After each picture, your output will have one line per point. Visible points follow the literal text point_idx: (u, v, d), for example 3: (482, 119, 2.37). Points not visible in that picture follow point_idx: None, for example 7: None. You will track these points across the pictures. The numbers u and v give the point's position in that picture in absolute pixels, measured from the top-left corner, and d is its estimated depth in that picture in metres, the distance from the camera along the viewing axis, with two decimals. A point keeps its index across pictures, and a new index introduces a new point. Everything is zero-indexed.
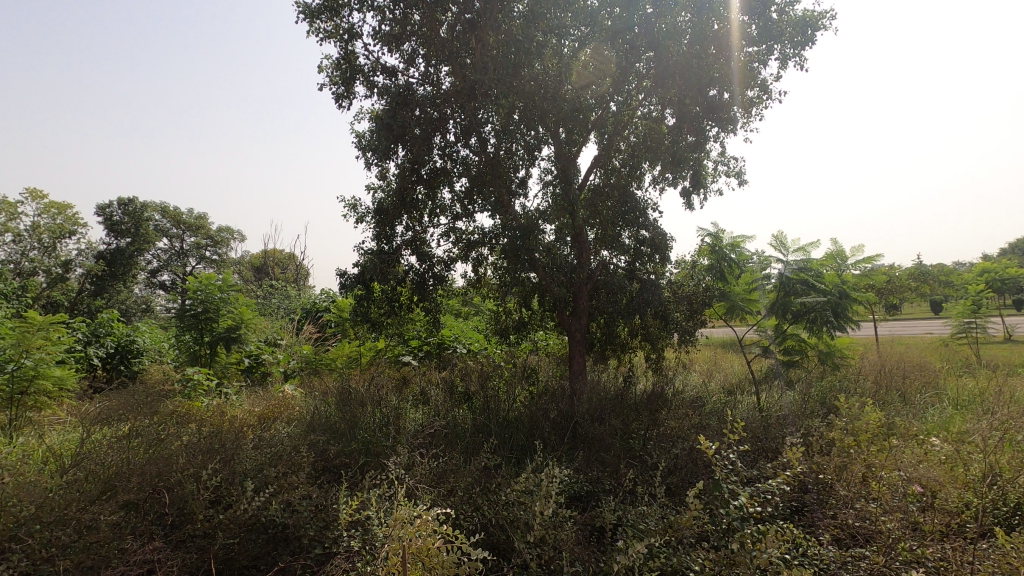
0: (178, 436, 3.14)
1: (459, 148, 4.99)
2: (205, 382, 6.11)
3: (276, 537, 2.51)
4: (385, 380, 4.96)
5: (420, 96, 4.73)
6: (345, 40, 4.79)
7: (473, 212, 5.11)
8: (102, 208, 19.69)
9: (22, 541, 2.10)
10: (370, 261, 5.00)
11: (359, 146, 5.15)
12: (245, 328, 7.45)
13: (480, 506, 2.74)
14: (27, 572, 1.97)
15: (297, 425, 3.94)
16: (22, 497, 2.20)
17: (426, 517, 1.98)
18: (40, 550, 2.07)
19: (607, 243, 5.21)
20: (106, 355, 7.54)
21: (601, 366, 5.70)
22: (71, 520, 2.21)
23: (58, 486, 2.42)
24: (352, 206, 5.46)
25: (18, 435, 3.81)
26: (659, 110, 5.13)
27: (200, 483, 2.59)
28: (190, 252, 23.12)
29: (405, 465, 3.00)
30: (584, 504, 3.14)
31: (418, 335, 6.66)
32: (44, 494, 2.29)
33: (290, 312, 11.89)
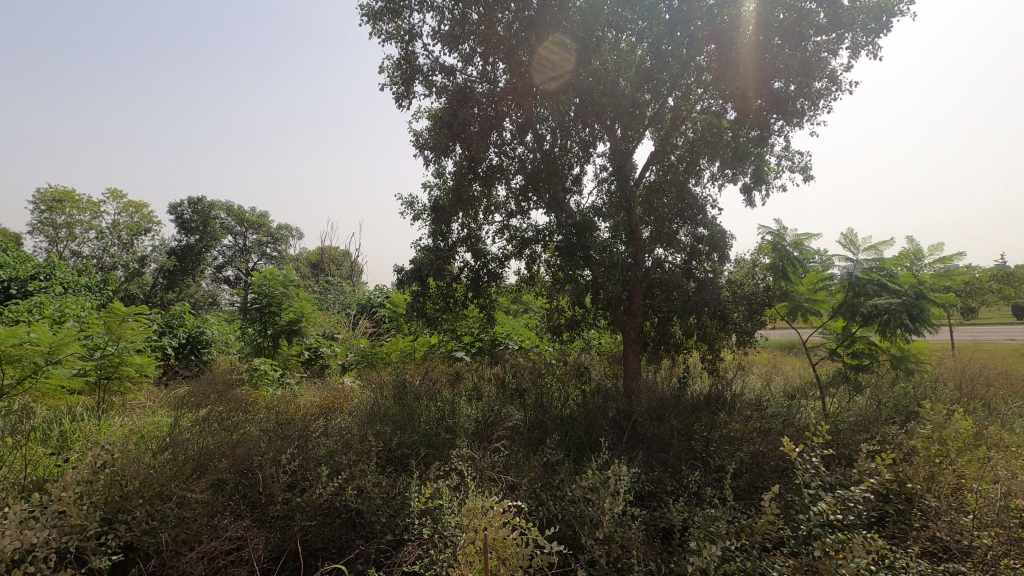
0: (254, 423, 3.30)
1: (515, 146, 5.01)
2: (269, 372, 6.41)
3: (349, 522, 2.59)
4: (438, 374, 5.05)
5: (478, 94, 4.77)
6: (406, 40, 4.88)
7: (528, 209, 5.12)
8: (174, 207, 20.96)
9: (129, 512, 2.29)
10: (426, 257, 5.10)
11: (416, 145, 5.26)
12: (304, 321, 7.76)
13: (544, 501, 2.75)
14: (131, 542, 2.13)
15: (358, 415, 4.07)
16: (129, 471, 2.39)
17: (501, 508, 2.00)
18: (144, 522, 2.25)
19: (662, 240, 5.06)
20: (179, 345, 8.02)
21: (656, 366, 5.62)
22: (169, 496, 2.38)
23: (157, 463, 2.62)
24: (409, 203, 5.59)
25: (106, 416, 4.13)
26: (720, 104, 5.01)
27: (280, 466, 2.72)
28: (252, 248, 24.22)
29: (466, 457, 3.04)
30: (646, 504, 3.10)
31: (471, 332, 6.72)
32: (146, 469, 2.48)
33: (345, 307, 12.28)
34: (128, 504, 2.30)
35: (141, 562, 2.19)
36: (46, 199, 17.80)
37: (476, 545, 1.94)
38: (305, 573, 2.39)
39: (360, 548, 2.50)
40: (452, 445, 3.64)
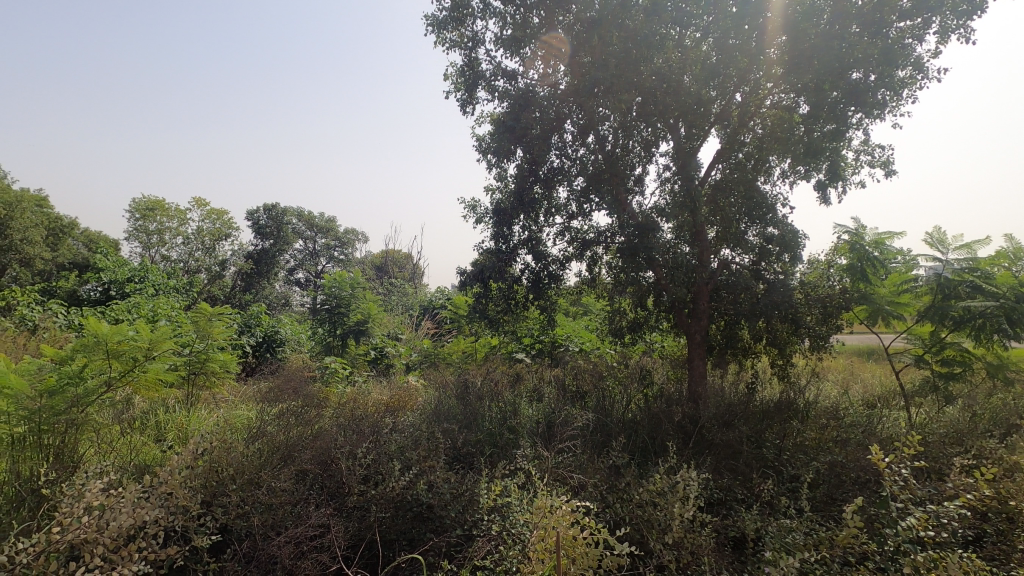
0: (328, 418, 3.47)
1: (576, 148, 4.99)
2: (339, 369, 6.72)
3: (420, 515, 2.68)
4: (499, 375, 5.12)
5: (540, 96, 4.80)
6: (469, 47, 4.98)
7: (589, 210, 5.08)
8: (252, 213, 22.32)
9: (224, 497, 2.49)
10: (487, 260, 5.21)
11: (479, 149, 5.35)
12: (371, 322, 8.07)
13: (610, 503, 2.74)
14: (225, 526, 2.33)
15: (423, 413, 4.19)
16: (224, 460, 2.59)
17: (570, 507, 2.03)
18: (237, 507, 2.43)
19: (730, 240, 4.93)
20: (256, 343, 8.54)
21: (722, 371, 5.45)
22: (259, 483, 2.56)
23: (247, 452, 2.81)
24: (472, 206, 5.70)
25: (195, 408, 4.46)
26: (792, 98, 4.78)
27: (356, 460, 2.84)
28: (321, 252, 25.38)
29: (531, 457, 3.06)
30: (716, 512, 3.01)
31: (531, 333, 6.74)
32: (238, 458, 2.67)
33: (408, 309, 12.65)
34: (225, 489, 2.50)
35: (235, 543, 2.35)
36: (140, 208, 19.40)
37: (546, 543, 1.98)
38: (381, 562, 2.49)
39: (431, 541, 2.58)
40: (515, 445, 3.68)
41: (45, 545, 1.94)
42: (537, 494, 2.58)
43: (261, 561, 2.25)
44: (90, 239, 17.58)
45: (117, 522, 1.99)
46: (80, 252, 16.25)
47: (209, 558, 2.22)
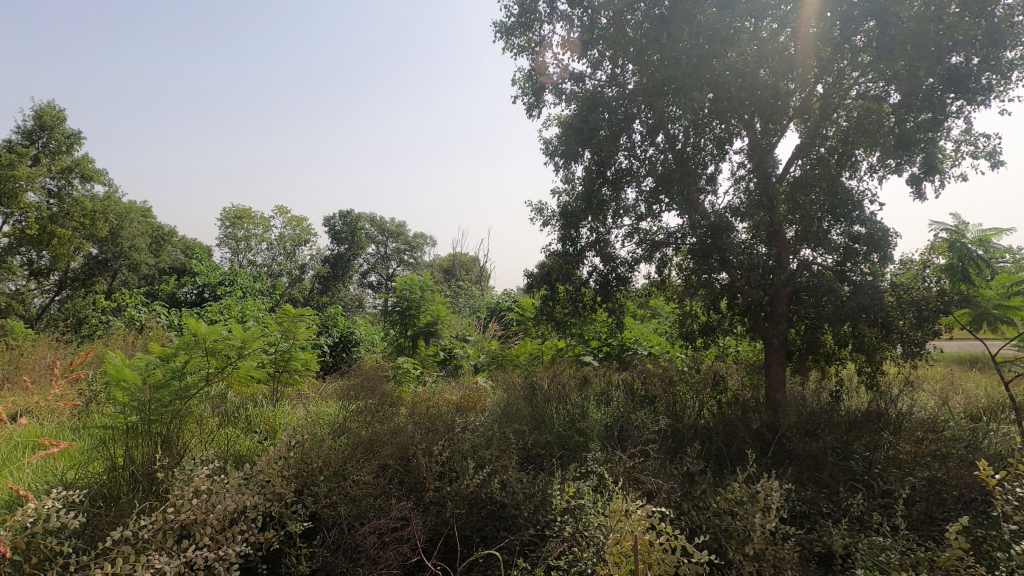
0: (403, 416, 3.60)
1: (645, 147, 4.90)
2: (411, 369, 6.95)
3: (493, 514, 2.75)
4: (566, 378, 5.11)
5: (609, 98, 4.76)
6: (537, 52, 5.02)
7: (659, 211, 4.98)
8: (329, 220, 23.52)
9: (313, 487, 2.65)
10: (555, 262, 5.24)
11: (546, 153, 5.39)
12: (440, 323, 8.29)
13: (686, 510, 2.69)
14: (312, 515, 2.47)
15: (492, 413, 4.26)
16: (314, 452, 2.76)
17: (645, 511, 2.01)
18: (324, 499, 2.58)
19: (811, 241, 4.61)
20: (333, 343, 9.02)
21: (803, 377, 5.17)
22: (343, 477, 2.70)
23: (333, 443, 2.98)
24: (539, 209, 5.73)
25: (282, 403, 4.77)
26: (881, 87, 4.46)
27: (432, 457, 2.93)
28: (392, 256, 26.32)
29: (602, 460, 3.04)
30: (800, 525, 2.87)
31: (599, 336, 6.65)
32: (326, 451, 2.83)
33: (476, 311, 12.90)
34: (314, 479, 2.66)
35: (324, 531, 2.51)
36: (230, 216, 20.90)
37: (622, 547, 1.97)
38: (459, 556, 2.59)
39: (505, 540, 2.65)
40: (586, 448, 3.67)
41: (162, 523, 2.16)
42: (611, 496, 2.56)
43: (347, 549, 2.39)
44: (187, 246, 19.16)
45: (222, 506, 2.18)
46: (178, 258, 17.74)
47: (301, 544, 2.38)
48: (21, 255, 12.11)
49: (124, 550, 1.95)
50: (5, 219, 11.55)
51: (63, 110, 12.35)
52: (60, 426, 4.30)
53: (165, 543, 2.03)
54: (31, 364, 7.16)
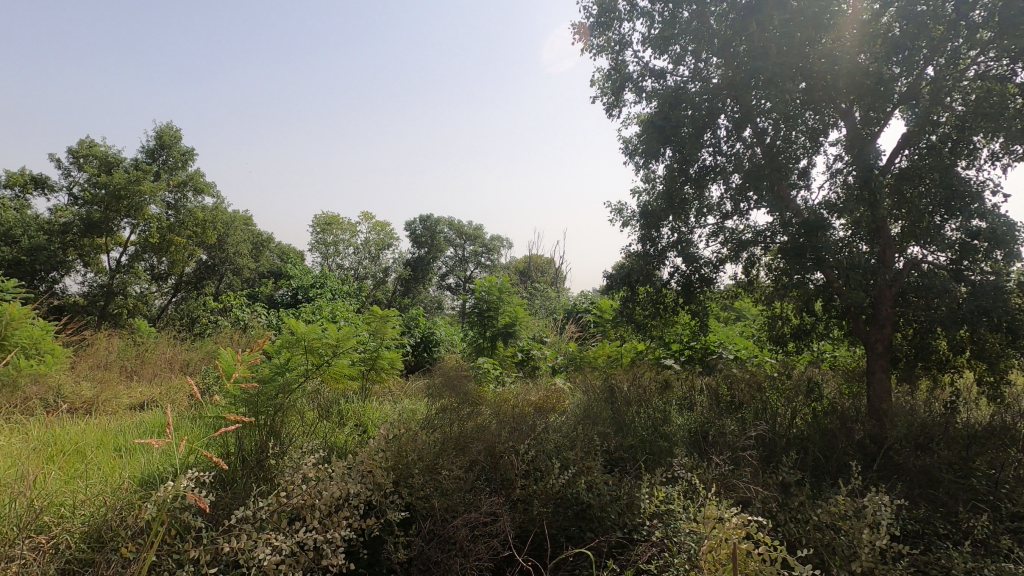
0: (486, 415, 3.68)
1: (731, 143, 4.70)
2: (490, 370, 7.08)
3: (579, 514, 2.78)
4: (647, 381, 5.00)
5: (692, 93, 4.61)
6: (616, 51, 4.96)
7: (746, 209, 4.76)
8: (410, 224, 24.48)
9: (408, 479, 2.77)
10: (635, 263, 5.16)
11: (625, 152, 5.32)
12: (518, 324, 8.39)
13: (783, 522, 2.57)
14: (407, 505, 2.60)
15: (571, 415, 4.26)
16: (409, 446, 2.89)
17: (741, 518, 1.96)
18: (418, 490, 2.70)
19: (919, 237, 4.32)
20: (415, 343, 9.38)
21: (911, 386, 4.76)
22: (435, 470, 2.81)
23: (427, 436, 3.11)
24: (618, 210, 5.66)
25: (371, 399, 5.03)
26: (1006, 66, 4.02)
27: (520, 455, 2.99)
28: (469, 258, 26.93)
29: (689, 466, 2.97)
30: (913, 545, 2.65)
31: (681, 339, 6.33)
32: (420, 444, 2.95)
33: (552, 313, 12.96)
34: (410, 472, 2.79)
35: (419, 521, 2.63)
36: (321, 223, 22.27)
37: (717, 552, 1.95)
38: (549, 554, 2.66)
39: (592, 541, 2.66)
40: (670, 453, 3.57)
41: (277, 505, 2.36)
42: (702, 502, 2.50)
43: (441, 540, 2.50)
44: (283, 251, 20.63)
45: (328, 493, 2.36)
46: (275, 263, 19.16)
47: (399, 532, 2.52)
48: (144, 261, 13.53)
49: (248, 527, 2.17)
50: (132, 229, 12.94)
51: (179, 130, 13.67)
52: (179, 416, 4.75)
53: (282, 524, 2.23)
54: (155, 359, 7.98)
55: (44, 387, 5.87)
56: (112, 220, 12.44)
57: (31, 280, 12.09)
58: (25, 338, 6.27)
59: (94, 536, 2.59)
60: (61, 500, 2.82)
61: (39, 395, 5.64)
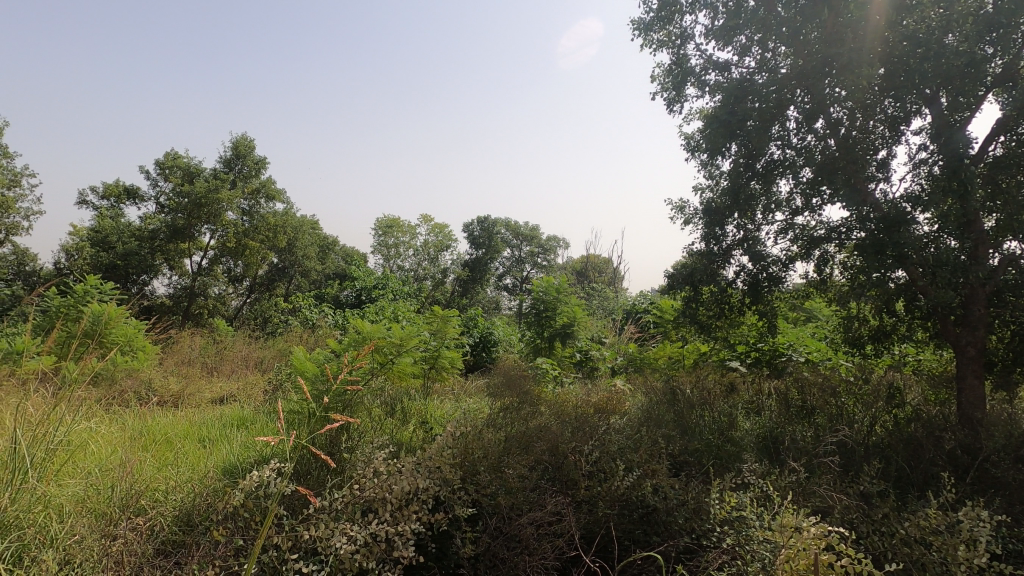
0: (547, 415, 3.68)
1: (801, 135, 4.48)
2: (549, 370, 7.08)
3: (645, 517, 2.74)
4: (712, 384, 4.85)
5: (758, 85, 4.43)
6: (677, 45, 4.85)
7: (819, 204, 4.52)
8: (468, 226, 24.86)
9: (474, 476, 2.83)
10: (698, 262, 5.03)
11: (687, 148, 5.19)
12: (576, 325, 8.34)
13: (865, 534, 2.43)
14: (474, 502, 2.65)
15: (633, 416, 4.19)
16: (474, 444, 2.94)
17: (820, 527, 1.87)
18: (484, 488, 2.74)
19: (1018, 230, 3.89)
20: (474, 343, 9.51)
21: (1009, 393, 4.37)
22: (500, 468, 2.85)
23: (491, 434, 3.16)
24: (679, 207, 5.53)
25: (432, 397, 5.15)
26: None
27: (584, 456, 2.98)
28: (526, 259, 27.02)
29: (760, 473, 2.86)
30: (1015, 566, 2.44)
31: (747, 340, 6.11)
32: (485, 442, 3.00)
33: (610, 313, 12.81)
34: (475, 469, 2.84)
35: (485, 518, 2.68)
36: (382, 226, 22.98)
37: (794, 562, 1.88)
38: (617, 556, 2.64)
39: (660, 545, 2.62)
40: (739, 459, 3.45)
41: (351, 497, 2.47)
42: (776, 510, 2.40)
43: (507, 538, 2.54)
44: (347, 254, 21.44)
45: (399, 487, 2.45)
46: (340, 265, 19.94)
47: (466, 527, 2.58)
48: (223, 264, 14.45)
49: (325, 517, 2.29)
50: (212, 235, 13.85)
51: (253, 140, 14.51)
52: (256, 410, 5.05)
53: (355, 515, 2.34)
54: (233, 356, 8.51)
55: (138, 380, 6.38)
56: (194, 226, 13.36)
57: (125, 283, 13.19)
58: (121, 336, 6.84)
59: (185, 519, 2.81)
60: (156, 485, 3.05)
61: (134, 388, 6.14)
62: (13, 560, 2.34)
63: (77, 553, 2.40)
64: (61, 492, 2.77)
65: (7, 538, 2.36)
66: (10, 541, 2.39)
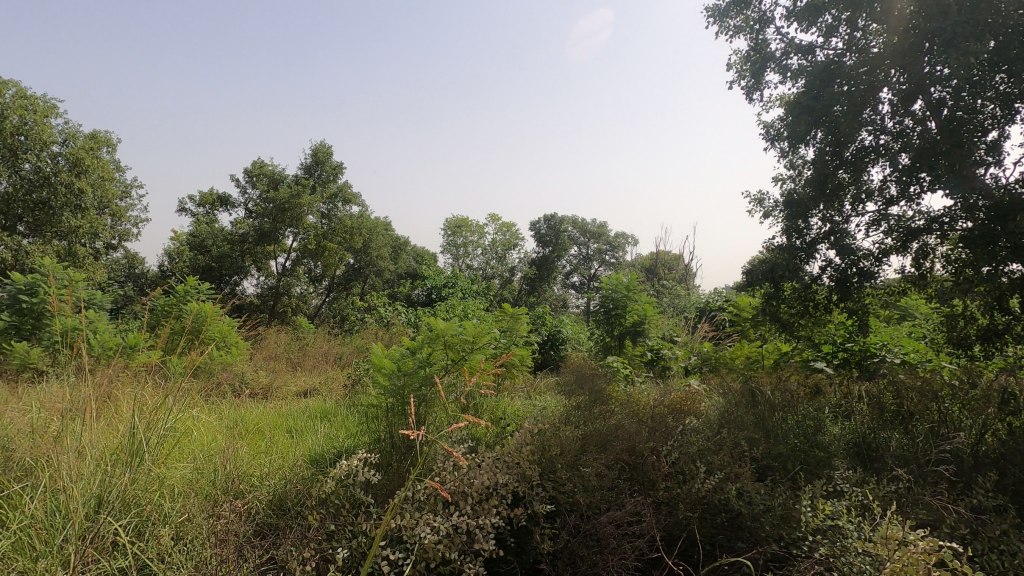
0: (621, 414, 3.63)
1: (896, 119, 4.15)
2: (619, 369, 6.99)
3: (729, 522, 2.64)
4: (796, 385, 4.62)
5: (847, 67, 4.14)
6: (756, 30, 4.63)
7: (917, 192, 4.17)
8: (535, 225, 24.95)
9: (551, 473, 2.84)
10: (779, 257, 4.78)
11: (767, 137, 4.94)
12: (648, 323, 8.18)
13: (980, 552, 2.24)
14: (551, 498, 2.67)
15: (710, 418, 4.07)
16: (551, 440, 2.97)
17: (933, 543, 1.74)
18: (561, 485, 2.75)
19: None
20: (543, 341, 9.54)
21: None
22: (576, 466, 2.85)
23: (567, 432, 3.16)
24: (758, 200, 5.28)
25: (504, 394, 5.23)
26: None
27: (663, 457, 2.92)
28: (594, 257, 26.76)
29: (854, 481, 2.69)
30: None
31: (833, 339, 5.67)
32: (562, 439, 3.01)
33: (682, 312, 12.45)
34: (552, 467, 2.85)
35: (563, 515, 2.69)
36: (451, 226, 23.49)
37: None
38: (700, 560, 2.57)
39: (746, 552, 2.53)
40: (829, 465, 3.27)
41: (433, 489, 2.56)
42: (876, 521, 2.25)
43: (586, 536, 2.54)
44: (419, 254, 22.12)
45: (478, 481, 2.51)
46: (411, 265, 20.60)
47: (545, 524, 2.60)
48: (304, 265, 15.31)
49: (409, 507, 2.38)
50: (295, 238, 14.72)
51: (331, 147, 15.26)
52: (338, 403, 5.32)
53: (438, 507, 2.42)
54: (315, 352, 9.01)
55: (233, 374, 6.90)
56: (279, 230, 14.24)
57: (219, 283, 14.26)
58: (218, 332, 7.43)
59: (280, 503, 3.01)
60: (252, 471, 3.28)
61: (229, 380, 6.64)
62: (134, 534, 2.60)
63: (188, 530, 2.63)
64: (173, 474, 3.04)
65: (130, 514, 2.63)
66: (132, 516, 2.65)
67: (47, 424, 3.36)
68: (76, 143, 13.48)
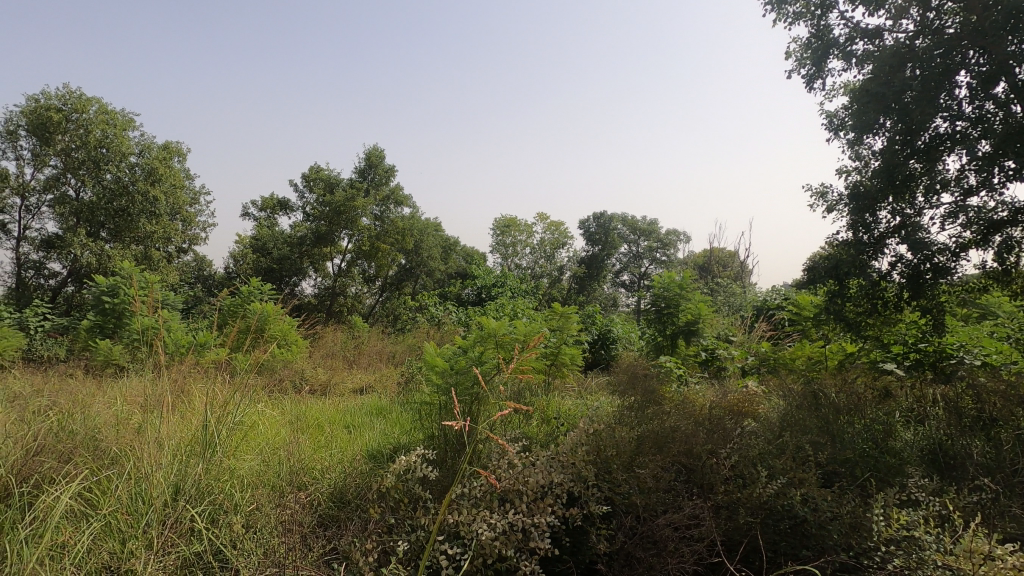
0: (676, 415, 3.56)
1: (975, 103, 3.88)
2: (673, 369, 6.84)
3: (793, 529, 2.55)
4: (863, 387, 4.40)
5: (920, 49, 3.90)
6: (817, 15, 4.43)
7: (1000, 182, 3.88)
8: (584, 223, 24.76)
9: (605, 474, 2.82)
10: (844, 253, 4.56)
11: (830, 128, 4.73)
12: (702, 323, 7.96)
13: None
14: (607, 499, 2.65)
15: (770, 420, 3.92)
16: (605, 441, 2.94)
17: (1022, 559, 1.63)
18: (616, 487, 2.73)
19: None
20: (593, 340, 9.46)
21: None
22: (632, 467, 2.81)
23: (621, 432, 3.12)
24: (820, 193, 5.05)
25: (555, 394, 5.22)
26: None
27: (722, 460, 2.84)
28: (644, 254, 26.28)
29: (931, 490, 2.54)
30: None
31: (905, 339, 5.38)
32: (616, 439, 2.97)
33: (738, 311, 12.04)
34: (607, 468, 2.83)
35: (618, 516, 2.67)
36: (499, 226, 23.61)
37: None
38: (763, 567, 2.49)
39: (812, 560, 2.43)
40: (901, 472, 3.10)
41: (488, 486, 2.59)
42: (957, 532, 2.12)
43: (644, 537, 2.51)
44: (468, 254, 22.36)
45: (533, 479, 2.52)
46: (461, 265, 20.86)
47: (601, 524, 2.58)
48: (359, 266, 15.78)
49: (466, 504, 2.43)
50: (350, 240, 15.19)
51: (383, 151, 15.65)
52: (392, 401, 5.46)
53: (494, 504, 2.45)
54: (369, 351, 9.26)
55: (293, 371, 7.20)
56: (335, 232, 14.75)
57: (280, 283, 14.90)
58: (279, 331, 7.76)
59: (341, 496, 3.13)
60: (315, 464, 3.42)
61: (290, 377, 6.93)
62: (209, 520, 2.76)
63: (257, 518, 2.78)
64: (242, 465, 3.21)
65: (205, 502, 2.80)
66: (207, 504, 2.81)
67: (130, 416, 3.61)
68: (150, 153, 14.42)
